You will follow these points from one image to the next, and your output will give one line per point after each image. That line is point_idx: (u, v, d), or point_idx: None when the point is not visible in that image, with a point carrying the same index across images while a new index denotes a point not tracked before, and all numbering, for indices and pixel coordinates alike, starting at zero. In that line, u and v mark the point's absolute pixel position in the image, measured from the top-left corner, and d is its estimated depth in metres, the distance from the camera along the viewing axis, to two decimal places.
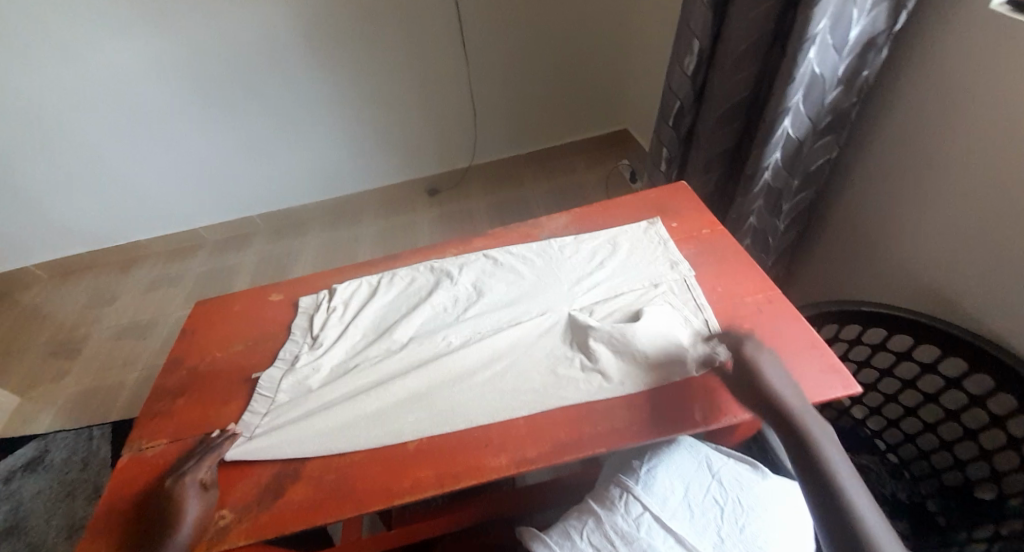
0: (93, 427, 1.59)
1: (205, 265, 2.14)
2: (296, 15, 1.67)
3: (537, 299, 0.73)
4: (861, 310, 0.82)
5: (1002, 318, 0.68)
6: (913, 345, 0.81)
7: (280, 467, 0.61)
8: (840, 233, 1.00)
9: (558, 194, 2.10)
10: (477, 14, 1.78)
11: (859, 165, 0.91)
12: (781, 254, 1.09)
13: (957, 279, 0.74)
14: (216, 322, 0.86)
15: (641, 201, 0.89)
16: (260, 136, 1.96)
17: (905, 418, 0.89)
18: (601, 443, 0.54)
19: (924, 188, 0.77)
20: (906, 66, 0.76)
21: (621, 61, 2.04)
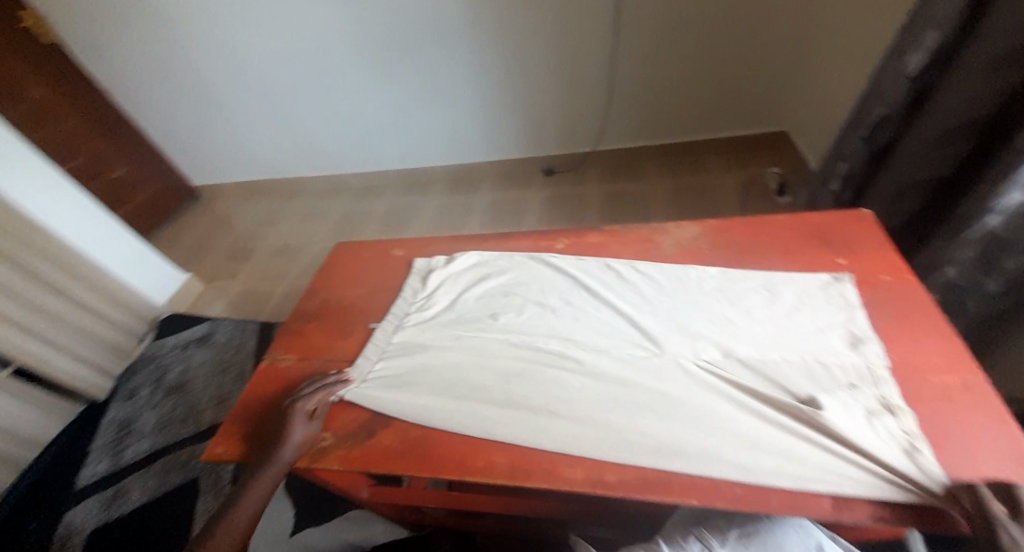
0: (246, 323, 1.93)
1: (345, 207, 2.42)
2: None
3: (653, 313, 0.68)
4: None
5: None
6: None
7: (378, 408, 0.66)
8: None
9: (688, 195, 1.91)
10: None
11: None
12: (981, 321, 0.86)
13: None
14: (347, 264, 0.95)
15: (800, 223, 0.75)
16: (407, 98, 2.10)
17: None
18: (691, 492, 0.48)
19: None
20: None
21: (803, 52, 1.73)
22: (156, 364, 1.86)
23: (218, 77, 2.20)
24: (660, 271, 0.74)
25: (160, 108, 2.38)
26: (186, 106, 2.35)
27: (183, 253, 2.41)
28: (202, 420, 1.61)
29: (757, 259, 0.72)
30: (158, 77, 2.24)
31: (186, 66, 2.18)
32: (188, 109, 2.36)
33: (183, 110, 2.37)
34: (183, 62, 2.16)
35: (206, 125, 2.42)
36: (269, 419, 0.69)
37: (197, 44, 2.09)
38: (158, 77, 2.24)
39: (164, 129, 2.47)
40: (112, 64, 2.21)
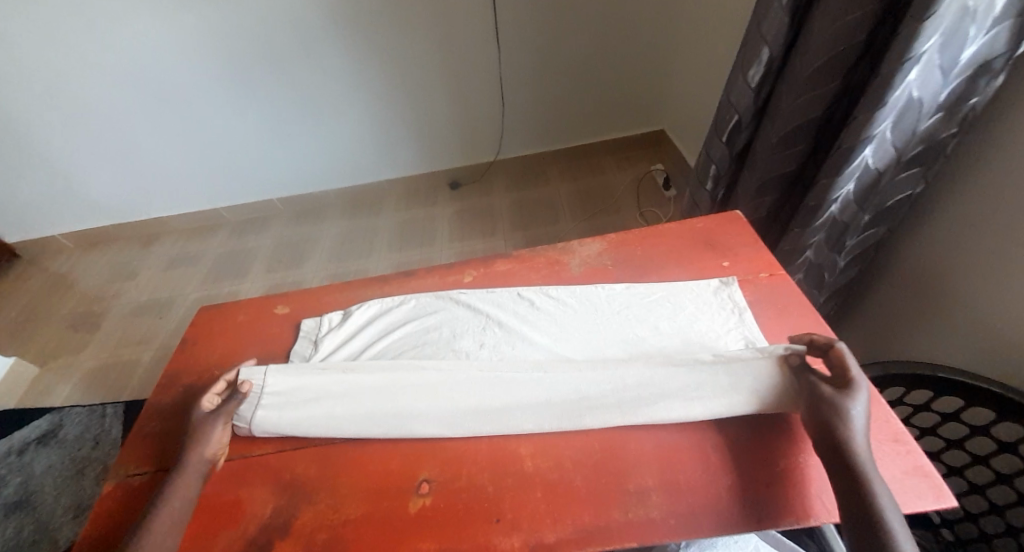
0: (106, 406, 1.59)
1: (224, 247, 2.11)
2: None
3: (566, 343, 0.66)
4: (933, 376, 0.71)
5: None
6: (997, 422, 0.72)
7: (280, 508, 0.56)
8: (910, 276, 0.88)
9: (587, 196, 1.98)
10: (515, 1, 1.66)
11: (942, 203, 0.79)
12: (835, 291, 0.98)
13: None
14: (219, 333, 0.81)
15: (688, 229, 0.78)
16: (283, 119, 1.90)
17: (968, 496, 0.80)
18: (631, 534, 0.47)
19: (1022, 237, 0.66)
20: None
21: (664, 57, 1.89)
22: None
23: (26, 109, 1.79)
24: (570, 295, 0.72)
25: None
26: None
27: (7, 329, 1.92)
28: (59, 539, 1.29)
29: (656, 270, 0.73)
30: None
31: None
32: None
33: None
34: None
35: (16, 169, 1.95)
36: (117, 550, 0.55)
37: None
38: None
39: None
40: None
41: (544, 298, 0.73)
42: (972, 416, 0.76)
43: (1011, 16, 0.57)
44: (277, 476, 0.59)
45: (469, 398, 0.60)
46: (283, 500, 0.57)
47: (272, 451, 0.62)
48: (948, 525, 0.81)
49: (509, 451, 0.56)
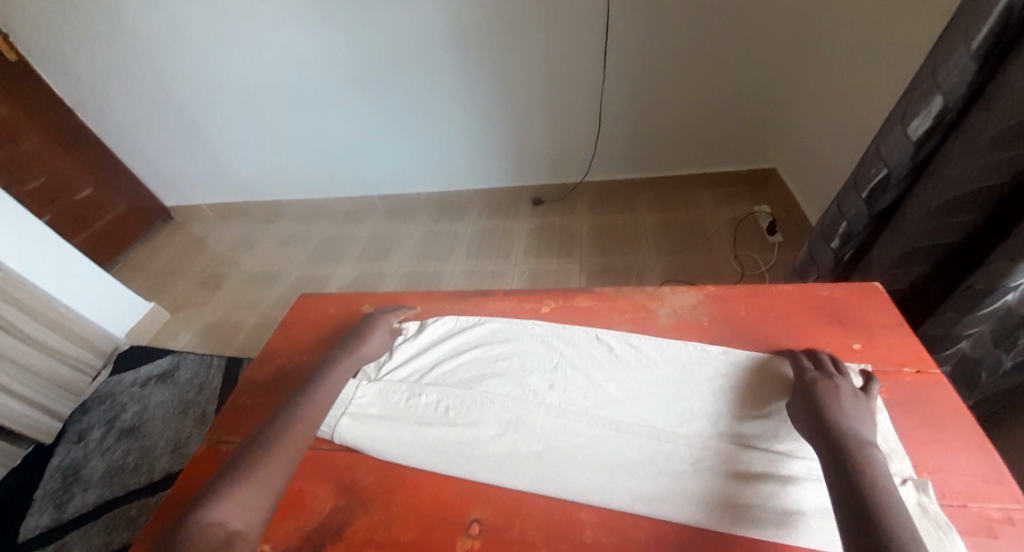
0: (212, 358, 1.80)
1: (327, 233, 2.31)
2: (448, 11, 1.66)
3: (649, 404, 0.59)
4: None
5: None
6: None
7: (338, 509, 0.58)
8: None
9: (678, 231, 1.86)
10: (632, 26, 1.61)
11: None
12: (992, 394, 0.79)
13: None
14: (314, 321, 0.86)
15: (809, 296, 0.68)
16: (393, 124, 2.03)
17: None
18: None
19: None
20: None
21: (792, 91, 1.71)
22: (110, 402, 1.71)
23: (195, 97, 2.11)
24: (656, 349, 0.66)
25: (133, 127, 2.27)
26: (160, 124, 2.24)
27: (151, 278, 2.27)
28: (156, 469, 1.47)
29: (764, 338, 0.64)
30: (132, 94, 2.14)
31: (163, 85, 2.09)
32: (163, 130, 2.26)
33: (158, 129, 2.27)
34: (160, 81, 2.08)
35: (181, 145, 2.32)
36: None
37: (173, 63, 2.00)
38: (131, 93, 2.14)
39: (137, 147, 2.35)
40: (84, 77, 2.10)
41: (628, 347, 0.67)
42: None
43: None
44: (339, 476, 0.61)
45: (535, 443, 0.57)
46: (341, 502, 0.58)
47: (339, 449, 0.64)
48: None
49: (569, 512, 0.51)
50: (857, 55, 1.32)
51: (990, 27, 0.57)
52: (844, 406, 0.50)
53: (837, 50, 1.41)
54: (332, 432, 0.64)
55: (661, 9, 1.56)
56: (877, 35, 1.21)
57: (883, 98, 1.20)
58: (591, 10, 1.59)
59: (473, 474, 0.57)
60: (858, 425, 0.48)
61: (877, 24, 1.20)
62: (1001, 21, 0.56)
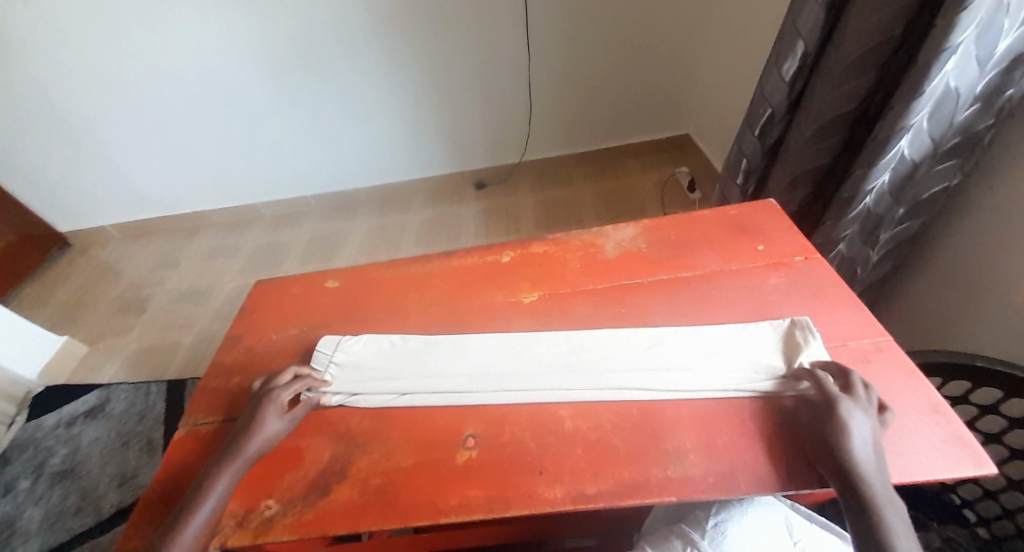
0: (150, 382, 1.67)
1: (261, 239, 2.21)
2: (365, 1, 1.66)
3: (604, 317, 0.69)
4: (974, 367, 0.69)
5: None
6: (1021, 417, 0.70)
7: (337, 454, 0.61)
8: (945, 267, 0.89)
9: (610, 198, 2.01)
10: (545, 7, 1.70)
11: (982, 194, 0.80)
12: (869, 285, 0.98)
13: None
14: (278, 302, 0.87)
15: (721, 216, 0.81)
16: (320, 121, 1.99)
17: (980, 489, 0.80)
18: (673, 489, 0.49)
19: None
20: None
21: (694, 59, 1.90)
22: (32, 449, 1.54)
23: (88, 106, 1.92)
24: (606, 274, 0.75)
25: (10, 145, 2.01)
26: (48, 140, 2.01)
27: (59, 312, 2.04)
28: (104, 507, 1.36)
29: (692, 252, 0.75)
30: (5, 108, 1.90)
31: (43, 95, 1.87)
32: (49, 146, 2.03)
33: (43, 146, 2.03)
34: (40, 91, 1.86)
35: (74, 161, 2.09)
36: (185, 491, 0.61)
37: (54, 68, 1.80)
38: (10, 108, 1.90)
39: (23, 168, 2.09)
40: None
41: (582, 277, 0.76)
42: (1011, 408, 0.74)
43: None
44: (333, 427, 0.64)
45: (505, 365, 0.65)
46: (339, 448, 0.62)
47: (326, 406, 0.67)
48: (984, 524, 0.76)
49: (550, 411, 0.59)
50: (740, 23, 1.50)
51: None
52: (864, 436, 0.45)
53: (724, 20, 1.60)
54: (317, 394, 0.68)
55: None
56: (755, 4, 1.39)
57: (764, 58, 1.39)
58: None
59: (455, 400, 0.63)
60: (872, 464, 0.43)
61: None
62: None
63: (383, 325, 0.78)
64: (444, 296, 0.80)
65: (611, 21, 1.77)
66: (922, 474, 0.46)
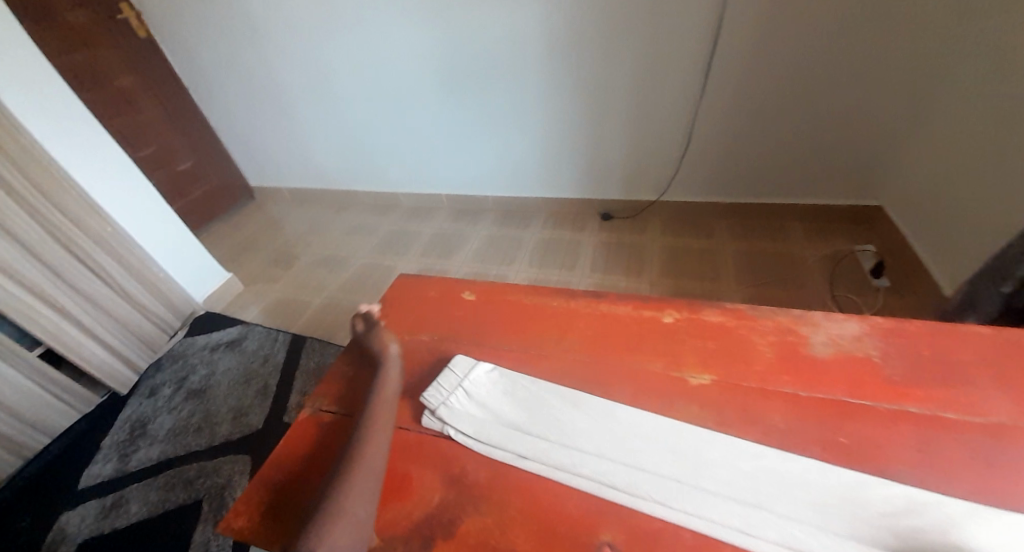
0: (278, 332, 1.84)
1: (395, 225, 2.35)
2: (547, 21, 1.62)
3: (812, 440, 0.51)
4: None
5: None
6: None
7: (446, 504, 0.53)
8: None
9: (764, 262, 1.73)
10: (742, 45, 1.50)
11: None
12: None
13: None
14: (415, 302, 0.84)
15: (997, 341, 0.58)
16: (474, 128, 2.03)
17: None
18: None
19: None
20: None
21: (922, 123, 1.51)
22: (182, 362, 1.78)
23: (290, 89, 2.19)
24: (813, 379, 0.57)
25: (229, 110, 2.40)
26: (255, 109, 2.35)
27: (230, 251, 2.39)
28: (217, 433, 1.50)
29: (955, 383, 0.54)
30: (233, 80, 2.26)
31: (260, 73, 2.18)
32: (255, 116, 2.38)
33: (252, 115, 2.38)
34: (259, 70, 2.17)
35: (270, 131, 2.42)
36: (301, 481, 0.60)
37: (273, 53, 2.08)
38: (234, 81, 2.26)
39: (234, 129, 2.48)
40: (196, 63, 2.24)
41: (775, 372, 0.59)
42: None
43: None
44: (446, 466, 0.57)
45: (664, 464, 0.51)
46: (449, 497, 0.53)
47: (447, 437, 0.60)
48: None
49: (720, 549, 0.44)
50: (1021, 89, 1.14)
51: None
52: None
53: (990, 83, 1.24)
54: (442, 424, 0.61)
55: (778, 32, 1.45)
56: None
57: None
58: (698, 26, 1.51)
59: (603, 490, 0.50)
60: None
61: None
62: None
63: (517, 361, 0.69)
64: (591, 345, 0.69)
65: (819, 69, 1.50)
66: None
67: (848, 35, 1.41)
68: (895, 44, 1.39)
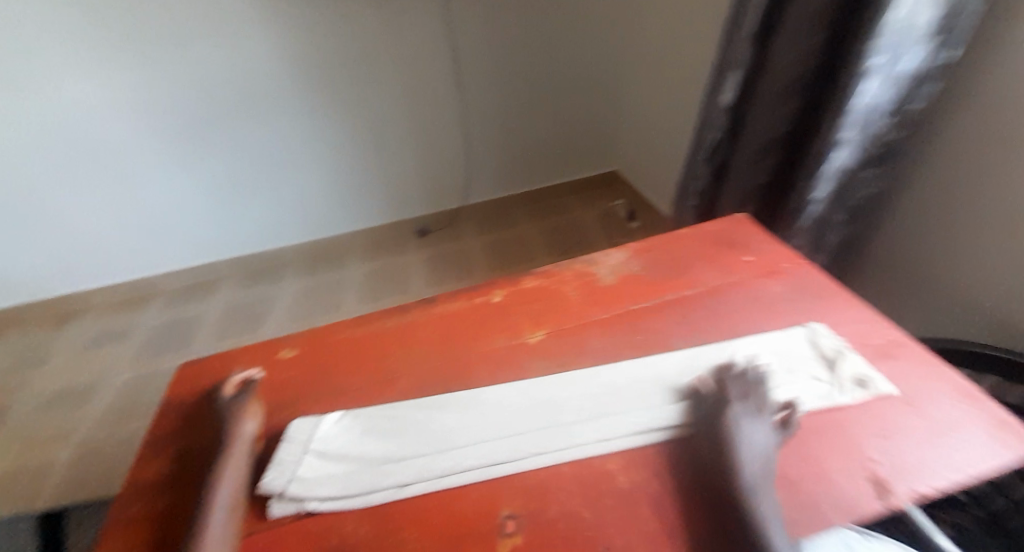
0: (10, 520, 1.24)
1: (162, 318, 1.79)
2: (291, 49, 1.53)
3: (624, 348, 0.64)
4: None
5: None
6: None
7: None
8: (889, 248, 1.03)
9: (558, 232, 1.97)
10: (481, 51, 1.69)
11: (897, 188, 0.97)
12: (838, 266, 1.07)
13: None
14: (214, 387, 0.69)
15: (702, 234, 0.82)
16: (234, 176, 1.74)
17: None
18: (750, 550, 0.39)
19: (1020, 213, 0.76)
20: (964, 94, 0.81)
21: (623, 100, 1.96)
22: None
23: None
24: (610, 302, 0.72)
25: None
26: None
27: None
28: None
29: (688, 269, 0.75)
30: None
31: None
32: None
33: None
34: None
35: None
36: None
37: None
38: None
39: None
40: None
41: (587, 306, 0.72)
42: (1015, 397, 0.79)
43: (937, 35, 0.72)
44: (323, 540, 0.48)
45: (529, 421, 0.57)
46: None
47: (308, 515, 0.51)
48: None
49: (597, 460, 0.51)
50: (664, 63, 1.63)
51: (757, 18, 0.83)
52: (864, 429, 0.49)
53: (646, 65, 1.74)
54: (298, 503, 0.52)
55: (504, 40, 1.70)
56: (679, 44, 1.52)
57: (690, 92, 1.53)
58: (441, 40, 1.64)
59: (487, 471, 0.52)
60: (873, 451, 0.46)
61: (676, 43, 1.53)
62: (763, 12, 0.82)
63: (367, 395, 0.66)
64: (435, 349, 0.70)
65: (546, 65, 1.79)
66: (992, 464, 0.43)
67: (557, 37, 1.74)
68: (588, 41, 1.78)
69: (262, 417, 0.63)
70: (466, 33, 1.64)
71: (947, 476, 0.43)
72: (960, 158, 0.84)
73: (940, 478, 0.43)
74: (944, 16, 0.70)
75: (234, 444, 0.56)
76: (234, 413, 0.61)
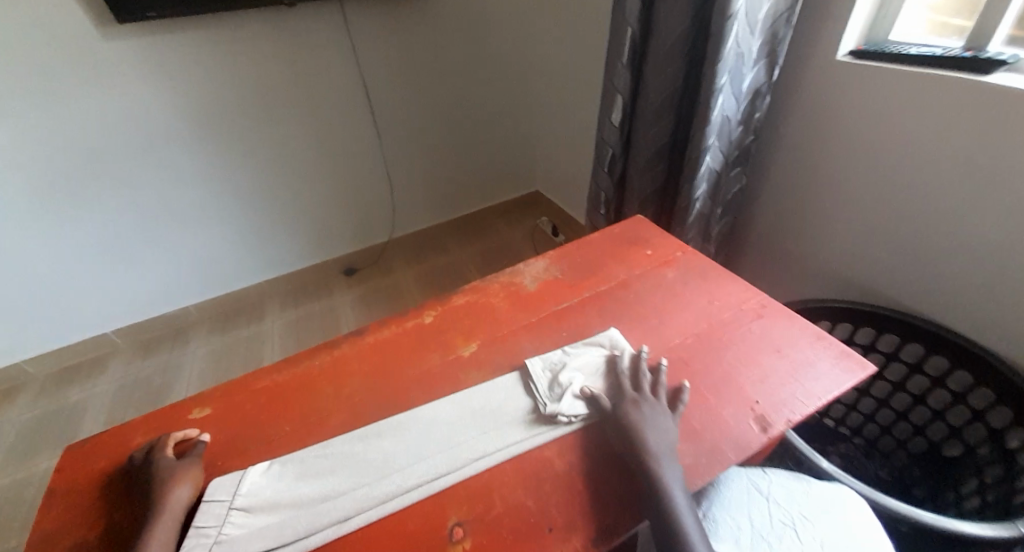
0: None
1: (36, 409, 1.53)
2: (181, 95, 1.41)
3: (552, 347, 0.69)
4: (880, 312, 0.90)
5: (956, 285, 0.81)
6: (904, 345, 0.92)
7: None
8: (761, 234, 1.19)
9: (486, 254, 2.02)
10: (390, 88, 1.70)
11: (760, 182, 1.13)
12: (722, 254, 1.24)
13: (905, 278, 0.90)
14: (112, 468, 0.61)
15: (609, 235, 0.90)
16: (120, 236, 1.55)
17: (863, 402, 1.03)
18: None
19: (855, 190, 0.93)
20: (797, 101, 0.98)
21: (530, 127, 2.08)
22: None
23: None
24: (536, 308, 0.76)
25: None
26: None
27: None
28: None
29: (601, 268, 0.82)
30: None
31: None
32: None
33: None
34: None
35: None
36: None
37: None
38: None
39: None
40: None
41: (514, 314, 0.75)
42: (884, 343, 0.95)
43: (765, 55, 0.88)
44: None
45: (469, 431, 0.58)
46: None
47: None
48: (888, 432, 1.00)
49: (538, 453, 0.54)
50: (564, 93, 1.78)
51: (630, 46, 0.95)
52: (748, 378, 0.59)
53: (548, 94, 1.87)
54: None
55: (413, 75, 1.72)
56: (575, 76, 1.67)
57: (589, 115, 1.67)
58: (348, 77, 1.61)
59: (434, 486, 0.52)
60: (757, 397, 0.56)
61: (575, 71, 1.66)
62: (634, 41, 0.95)
63: (294, 441, 0.62)
64: (368, 379, 0.69)
65: (456, 99, 1.85)
66: (833, 390, 0.56)
67: (464, 74, 1.81)
68: (494, 77, 1.87)
69: (200, 480, 0.56)
70: (373, 69, 1.64)
71: (809, 403, 0.55)
72: (801, 153, 1.02)
73: (805, 405, 0.55)
74: (767, 41, 0.86)
75: (159, 517, 0.50)
76: (166, 479, 0.54)
